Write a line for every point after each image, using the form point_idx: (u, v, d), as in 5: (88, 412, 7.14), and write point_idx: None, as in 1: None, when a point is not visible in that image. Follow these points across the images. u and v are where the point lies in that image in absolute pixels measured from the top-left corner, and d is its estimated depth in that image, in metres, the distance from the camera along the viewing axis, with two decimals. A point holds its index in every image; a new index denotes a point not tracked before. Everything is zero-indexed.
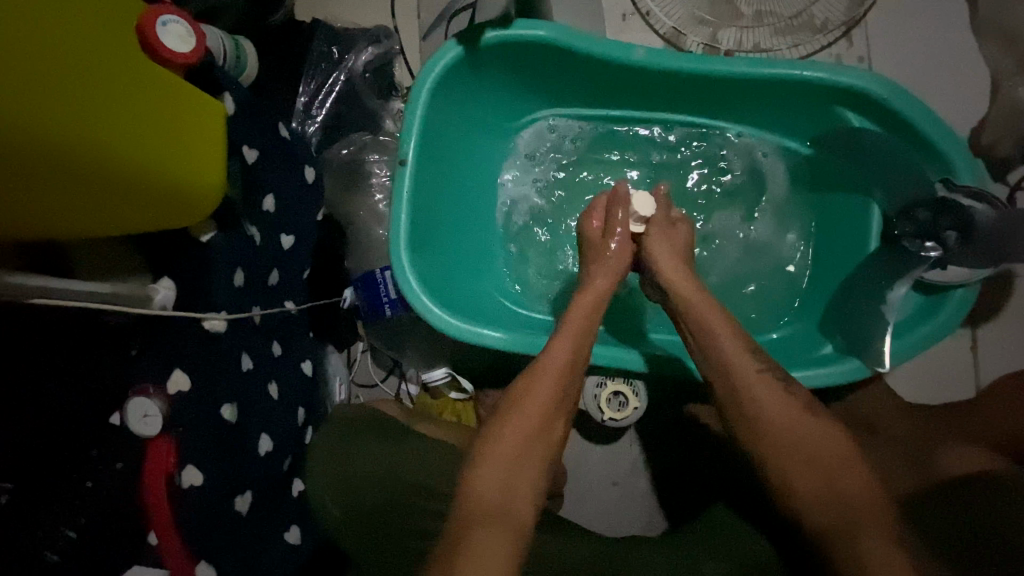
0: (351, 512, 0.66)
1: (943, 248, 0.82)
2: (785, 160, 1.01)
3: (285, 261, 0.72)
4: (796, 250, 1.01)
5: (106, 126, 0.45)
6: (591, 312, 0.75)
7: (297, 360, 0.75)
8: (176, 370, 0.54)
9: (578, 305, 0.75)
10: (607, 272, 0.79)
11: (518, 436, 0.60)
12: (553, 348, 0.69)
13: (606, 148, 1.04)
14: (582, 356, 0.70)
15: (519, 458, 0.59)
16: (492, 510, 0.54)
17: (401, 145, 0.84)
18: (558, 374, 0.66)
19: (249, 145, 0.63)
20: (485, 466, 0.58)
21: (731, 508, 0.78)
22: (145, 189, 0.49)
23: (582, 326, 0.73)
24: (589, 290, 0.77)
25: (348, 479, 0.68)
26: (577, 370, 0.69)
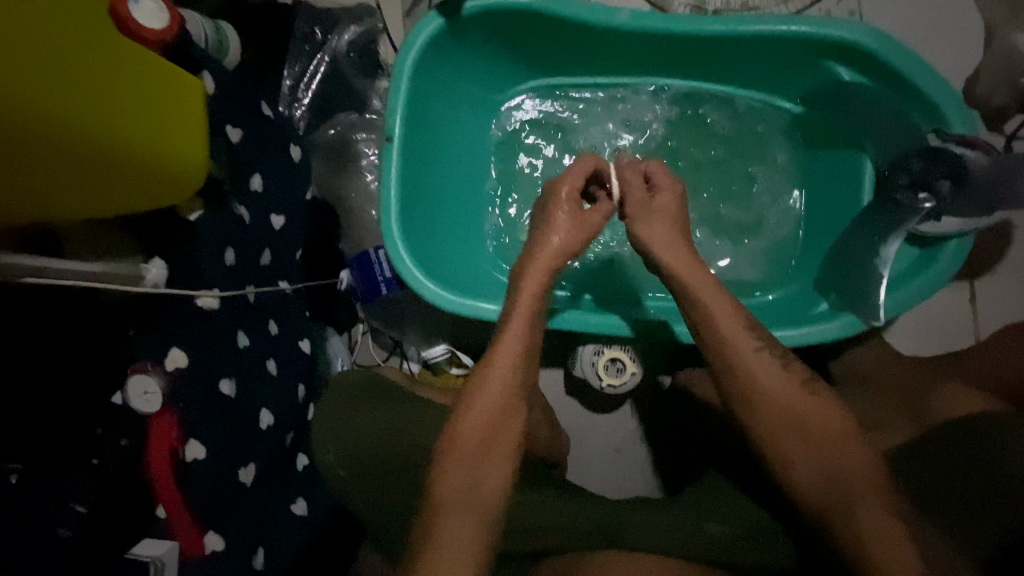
0: (356, 471, 0.68)
1: (936, 198, 0.82)
2: (775, 119, 1.00)
3: (277, 241, 0.72)
4: (787, 209, 1.00)
5: (87, 107, 0.45)
6: (537, 294, 0.71)
7: (296, 336, 0.75)
8: (173, 347, 0.55)
9: (530, 277, 0.72)
10: (552, 250, 0.74)
11: (481, 422, 0.60)
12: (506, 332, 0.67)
13: (595, 113, 1.03)
14: (534, 337, 0.68)
15: (485, 445, 0.59)
16: (464, 495, 0.56)
17: (388, 121, 0.84)
18: (512, 362, 0.64)
19: (232, 124, 0.63)
20: (456, 457, 0.58)
21: (730, 471, 0.80)
22: (124, 166, 0.48)
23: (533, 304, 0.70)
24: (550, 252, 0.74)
25: (350, 445, 0.69)
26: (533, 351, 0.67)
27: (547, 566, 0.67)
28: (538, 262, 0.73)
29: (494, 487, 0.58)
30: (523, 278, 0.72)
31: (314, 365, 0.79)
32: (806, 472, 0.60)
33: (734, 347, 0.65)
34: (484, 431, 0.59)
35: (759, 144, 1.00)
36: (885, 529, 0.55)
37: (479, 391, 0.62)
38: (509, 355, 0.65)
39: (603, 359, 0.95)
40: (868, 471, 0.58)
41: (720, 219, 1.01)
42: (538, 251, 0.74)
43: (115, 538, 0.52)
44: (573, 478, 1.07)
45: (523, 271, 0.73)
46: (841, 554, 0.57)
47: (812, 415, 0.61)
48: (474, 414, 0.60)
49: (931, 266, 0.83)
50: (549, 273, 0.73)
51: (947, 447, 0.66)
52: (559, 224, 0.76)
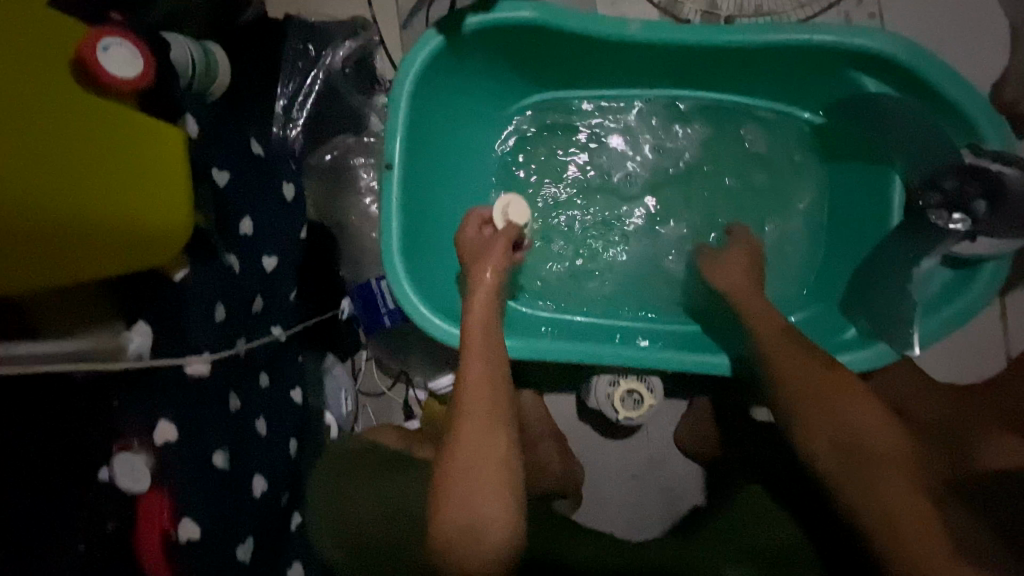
0: (353, 551, 0.64)
1: (971, 219, 0.76)
2: (795, 130, 0.95)
3: (268, 286, 0.67)
4: (807, 226, 0.95)
5: (40, 174, 0.41)
6: (487, 318, 0.70)
7: (287, 387, 0.71)
8: (161, 421, 0.50)
9: (473, 313, 0.70)
10: (484, 281, 0.72)
11: (462, 464, 0.56)
12: (465, 370, 0.64)
13: (602, 126, 0.97)
14: (497, 368, 0.65)
15: (469, 487, 0.54)
16: (467, 542, 0.52)
17: (387, 148, 0.79)
18: (481, 387, 0.61)
19: (219, 166, 0.59)
20: (447, 504, 0.54)
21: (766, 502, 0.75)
22: (87, 238, 0.43)
23: (483, 337, 0.67)
24: (478, 287, 0.72)
25: (341, 522, 0.66)
26: (499, 384, 0.64)
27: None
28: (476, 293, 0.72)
29: (495, 531, 0.53)
30: (467, 314, 0.70)
31: (305, 415, 0.75)
32: None
33: None
34: (472, 467, 0.55)
35: (778, 157, 0.95)
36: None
37: (454, 435, 0.58)
38: (476, 382, 0.62)
39: (619, 390, 0.90)
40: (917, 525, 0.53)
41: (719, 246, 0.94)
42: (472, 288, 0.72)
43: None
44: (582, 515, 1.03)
45: (465, 311, 0.70)
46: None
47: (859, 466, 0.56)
48: (456, 455, 0.56)
49: (970, 286, 0.78)
50: (492, 303, 0.72)
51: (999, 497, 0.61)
52: (475, 260, 0.75)
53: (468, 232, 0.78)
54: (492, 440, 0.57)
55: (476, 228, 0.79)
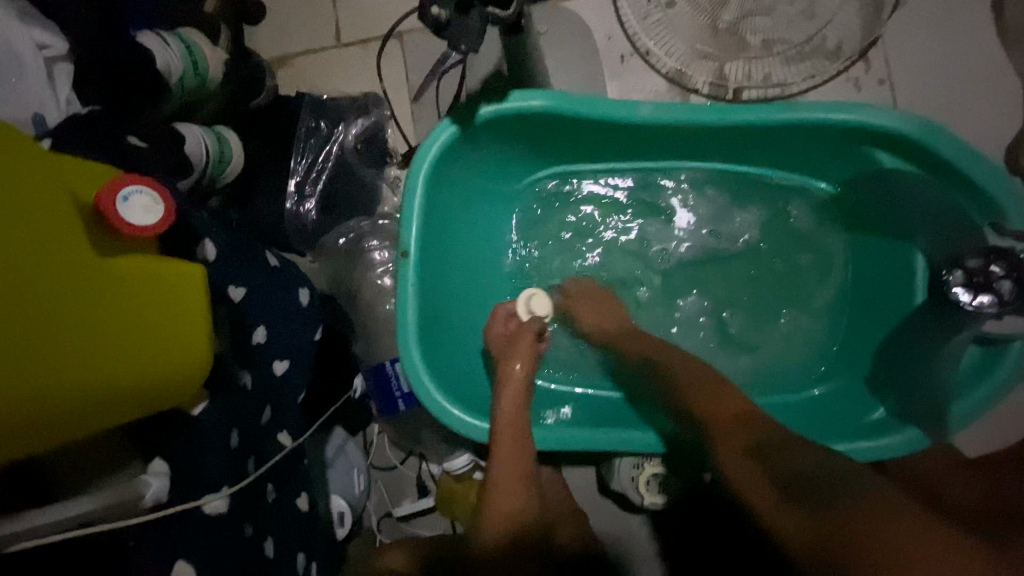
0: None
1: (1000, 299, 0.74)
2: (812, 201, 0.94)
3: (276, 393, 0.66)
4: (827, 295, 0.93)
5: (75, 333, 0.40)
6: (519, 409, 0.77)
7: (292, 498, 0.67)
8: (181, 562, 0.47)
9: (505, 403, 0.77)
10: (515, 376, 0.78)
11: (500, 541, 0.70)
12: (497, 460, 0.73)
13: (615, 200, 0.96)
14: (526, 459, 0.74)
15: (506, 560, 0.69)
16: None
17: (402, 236, 0.79)
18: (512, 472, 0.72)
19: (234, 284, 0.58)
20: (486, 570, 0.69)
21: None
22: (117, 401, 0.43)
23: (514, 434, 0.75)
24: (510, 378, 0.78)
25: None
26: (527, 472, 0.74)
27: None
28: (507, 380, 0.78)
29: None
30: (499, 404, 0.77)
31: (314, 524, 0.71)
32: None
33: None
34: (508, 521, 0.70)
35: (794, 228, 0.94)
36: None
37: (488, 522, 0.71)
38: (507, 471, 0.73)
39: (643, 474, 0.88)
40: None
41: (730, 322, 0.95)
42: (501, 381, 0.79)
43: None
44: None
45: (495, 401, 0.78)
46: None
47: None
48: (493, 533, 0.70)
49: (992, 370, 0.77)
50: (522, 394, 0.78)
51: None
52: (508, 352, 0.81)
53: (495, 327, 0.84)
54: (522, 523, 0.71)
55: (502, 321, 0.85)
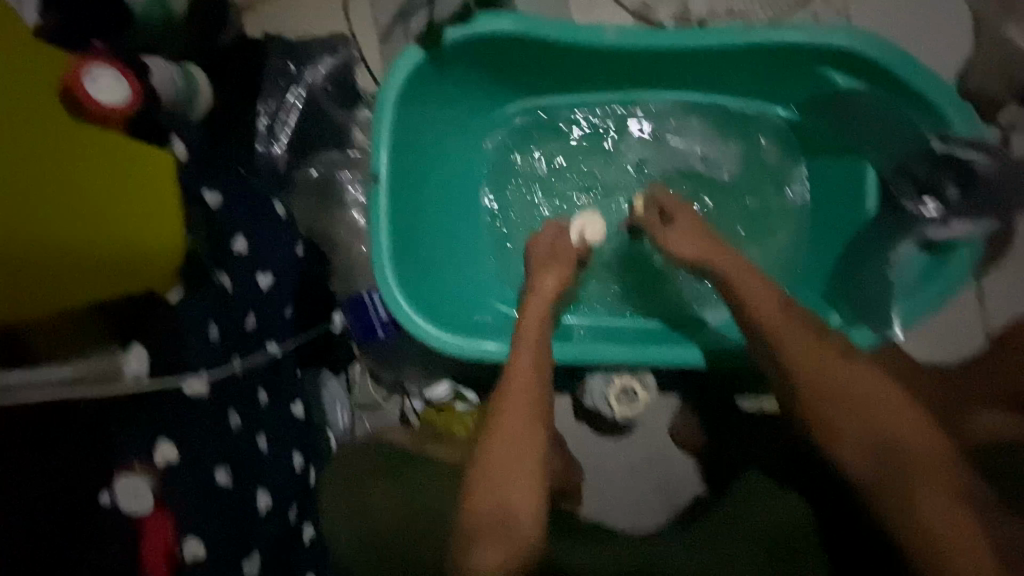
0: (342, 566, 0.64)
1: (944, 204, 0.80)
2: (772, 127, 0.97)
3: (262, 303, 0.68)
4: (790, 216, 0.97)
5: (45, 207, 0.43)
6: (542, 320, 0.78)
7: (286, 402, 0.71)
8: (161, 441, 0.51)
9: (529, 314, 0.78)
10: (542, 290, 0.81)
11: (506, 448, 0.63)
12: (515, 367, 0.72)
13: (582, 131, 0.99)
14: (544, 371, 0.73)
15: (510, 473, 0.61)
16: (496, 525, 0.58)
17: (373, 161, 0.80)
18: (524, 384, 0.70)
19: (208, 187, 0.60)
20: (479, 487, 0.61)
21: (767, 475, 0.78)
22: (86, 267, 0.44)
23: (536, 346, 0.74)
24: (538, 293, 0.81)
25: (326, 528, 0.66)
26: (545, 383, 0.72)
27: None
28: (535, 300, 0.80)
29: (525, 519, 0.59)
30: (524, 315, 0.79)
31: (309, 431, 0.75)
32: None
33: None
34: (510, 439, 0.64)
35: (755, 155, 0.98)
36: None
37: (497, 428, 0.65)
38: (525, 379, 0.70)
39: (615, 389, 0.91)
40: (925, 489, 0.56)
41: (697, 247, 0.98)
42: (531, 294, 0.80)
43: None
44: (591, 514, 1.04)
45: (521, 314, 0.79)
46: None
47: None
48: (498, 439, 0.64)
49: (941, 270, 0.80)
50: (547, 314, 0.79)
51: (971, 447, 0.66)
52: (542, 270, 0.83)
53: (541, 243, 0.86)
54: (533, 432, 0.65)
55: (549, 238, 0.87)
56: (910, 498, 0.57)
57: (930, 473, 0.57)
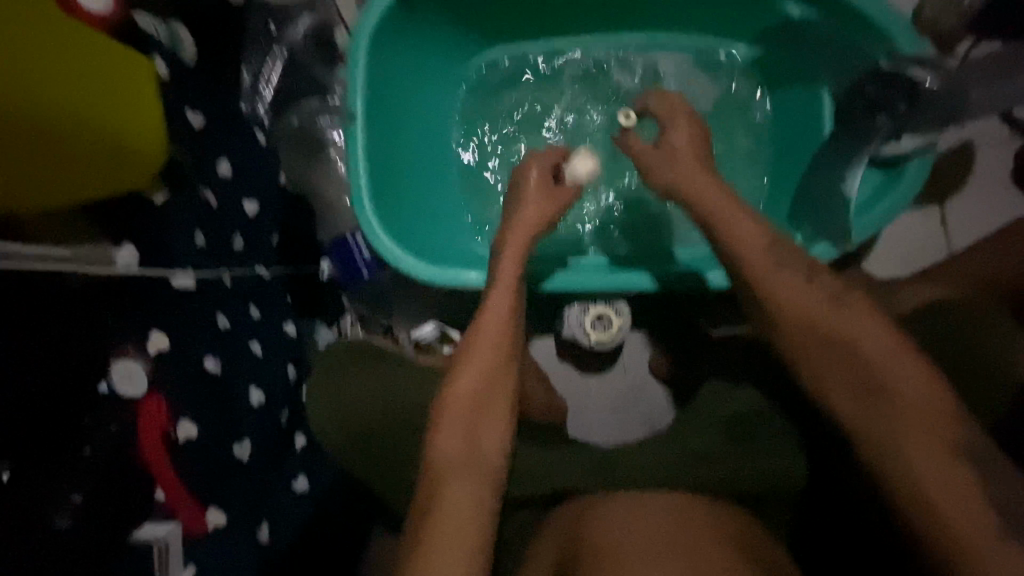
0: (354, 436, 0.71)
1: (894, 116, 0.84)
2: (730, 64, 1.02)
3: (251, 228, 0.73)
4: (752, 149, 1.01)
5: (46, 89, 0.47)
6: (522, 250, 0.74)
7: (279, 322, 0.76)
8: (154, 331, 0.58)
9: (511, 242, 0.74)
10: (529, 220, 0.75)
11: (474, 387, 0.63)
12: (491, 302, 0.69)
13: (548, 75, 1.03)
14: (520, 305, 0.71)
15: (476, 411, 0.62)
16: (463, 461, 0.59)
17: (348, 100, 0.84)
18: (497, 328, 0.67)
19: (191, 108, 0.67)
20: (445, 426, 0.61)
21: (716, 381, 0.82)
22: (91, 148, 0.51)
23: (512, 281, 0.71)
24: (521, 222, 0.76)
25: (345, 405, 0.73)
26: (519, 319, 0.70)
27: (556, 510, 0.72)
28: (513, 233, 0.75)
29: (491, 454, 0.61)
30: (504, 245, 0.74)
31: (301, 347, 0.80)
32: (846, 395, 0.55)
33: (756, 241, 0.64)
34: (481, 377, 0.64)
35: (718, 91, 1.01)
36: (913, 402, 0.52)
37: (465, 364, 0.65)
38: (498, 316, 0.68)
39: (589, 317, 0.98)
40: (917, 401, 0.52)
41: None
42: (514, 221, 0.76)
43: (115, 523, 0.53)
44: (573, 434, 1.06)
45: (503, 242, 0.75)
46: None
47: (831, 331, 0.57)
48: (467, 375, 0.64)
49: (898, 183, 0.83)
50: (526, 246, 0.74)
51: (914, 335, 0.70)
52: (532, 197, 0.77)
53: (533, 169, 0.80)
54: (503, 371, 0.65)
55: (542, 167, 0.80)
56: (884, 447, 0.52)
57: (922, 414, 0.51)
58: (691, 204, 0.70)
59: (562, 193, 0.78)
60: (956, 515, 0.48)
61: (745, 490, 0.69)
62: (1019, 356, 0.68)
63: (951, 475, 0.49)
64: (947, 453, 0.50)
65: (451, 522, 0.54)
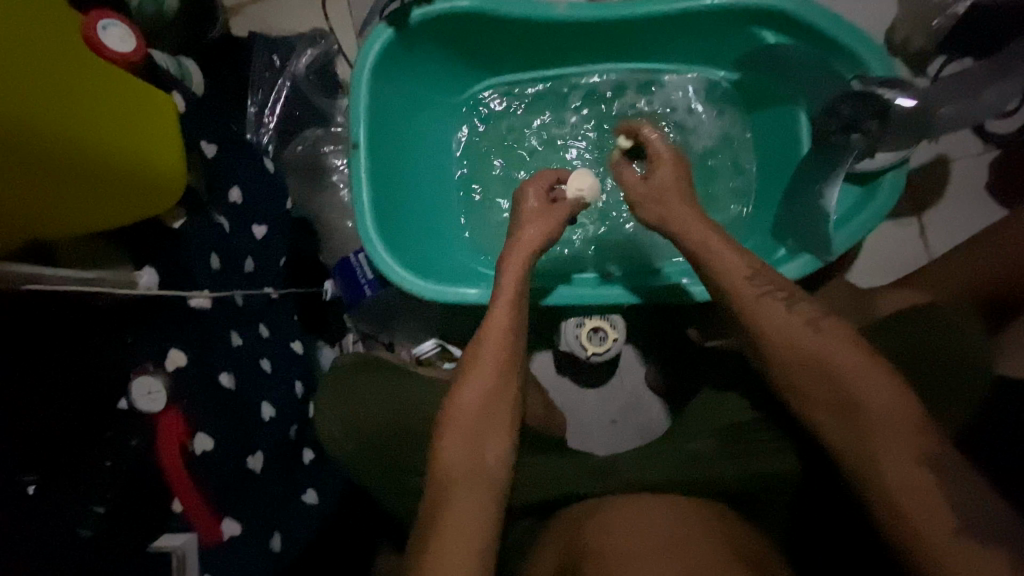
0: (362, 444, 0.74)
1: (867, 136, 0.87)
2: (713, 88, 1.07)
3: (260, 251, 0.77)
4: (736, 168, 1.06)
5: (80, 124, 0.52)
6: (522, 267, 0.77)
7: (286, 338, 0.80)
8: (171, 350, 0.60)
9: (512, 260, 0.78)
10: (528, 239, 0.79)
11: (476, 400, 0.66)
12: (492, 317, 0.73)
13: (542, 102, 1.08)
14: (520, 320, 0.74)
15: (478, 424, 0.64)
16: (466, 473, 0.61)
17: (351, 131, 0.89)
18: (499, 339, 0.70)
19: (205, 139, 0.69)
20: (449, 438, 0.64)
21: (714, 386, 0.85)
22: (117, 178, 0.55)
23: (513, 297, 0.74)
24: (523, 241, 0.79)
25: (353, 415, 0.76)
26: (521, 333, 0.73)
27: (557, 516, 0.74)
28: (514, 253, 0.78)
29: (495, 466, 0.63)
30: (506, 262, 0.78)
31: (308, 363, 0.84)
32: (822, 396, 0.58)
33: (736, 255, 0.68)
34: (483, 390, 0.66)
35: (702, 115, 1.07)
36: (884, 403, 0.55)
37: (468, 378, 0.68)
38: (499, 331, 0.71)
39: (585, 330, 1.01)
40: (885, 400, 0.56)
41: None
42: (514, 242, 0.80)
43: (138, 531, 0.56)
44: (574, 446, 1.09)
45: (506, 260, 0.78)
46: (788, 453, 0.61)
47: (809, 335, 0.61)
48: (470, 388, 0.67)
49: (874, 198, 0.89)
50: (528, 262, 0.78)
51: (893, 340, 0.73)
52: (530, 219, 0.82)
53: (530, 193, 0.84)
54: (506, 384, 0.68)
55: (538, 192, 0.84)
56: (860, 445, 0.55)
57: (890, 415, 0.55)
58: (675, 221, 0.75)
59: (559, 210, 0.82)
60: (927, 511, 0.50)
61: (738, 493, 0.71)
62: (993, 356, 0.72)
63: (920, 473, 0.52)
64: (916, 451, 0.53)
65: (455, 531, 0.56)
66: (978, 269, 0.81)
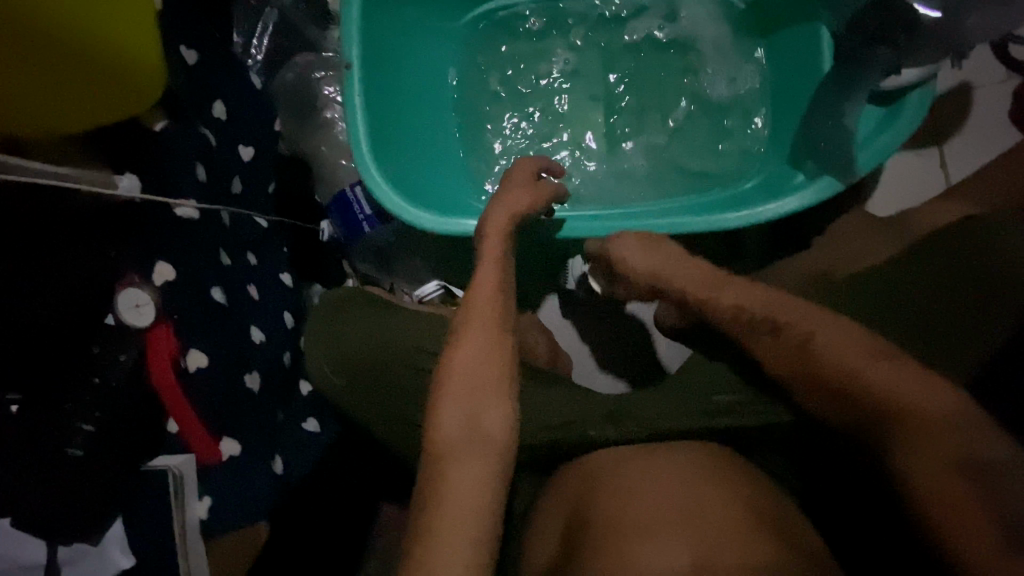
0: (353, 379, 0.71)
1: (895, 47, 0.82)
2: (726, 10, 1.01)
3: (246, 173, 0.73)
4: (750, 96, 1.00)
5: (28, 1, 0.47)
6: (507, 225, 0.70)
7: (275, 269, 0.76)
8: (159, 261, 0.58)
9: (496, 219, 0.70)
10: (511, 200, 0.72)
11: (468, 363, 0.59)
12: (478, 278, 0.66)
13: (544, 28, 1.04)
14: (507, 284, 0.67)
15: (474, 390, 0.58)
16: (461, 441, 0.55)
17: (344, 48, 0.83)
18: (488, 301, 0.64)
19: (184, 45, 0.65)
20: (444, 408, 0.57)
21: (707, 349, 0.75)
22: (80, 70, 0.51)
23: (499, 257, 0.68)
24: (507, 201, 0.72)
25: (342, 348, 0.73)
26: (509, 293, 0.66)
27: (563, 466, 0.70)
28: (497, 215, 0.71)
29: (496, 429, 0.56)
30: (488, 222, 0.70)
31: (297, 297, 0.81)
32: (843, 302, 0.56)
33: None
34: (478, 355, 0.60)
35: (712, 40, 1.01)
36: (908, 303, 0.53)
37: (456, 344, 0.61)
38: (486, 295, 0.64)
39: None
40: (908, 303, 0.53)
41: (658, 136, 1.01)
42: (501, 206, 0.71)
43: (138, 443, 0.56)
44: (578, 378, 1.05)
45: (487, 223, 0.70)
46: (797, 374, 0.59)
47: None
48: (462, 353, 0.60)
49: (897, 119, 0.83)
50: (510, 224, 0.71)
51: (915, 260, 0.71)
52: (513, 184, 0.75)
53: (520, 167, 0.79)
54: (498, 345, 0.61)
55: (529, 168, 0.79)
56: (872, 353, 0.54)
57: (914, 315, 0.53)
58: None
59: (546, 187, 0.76)
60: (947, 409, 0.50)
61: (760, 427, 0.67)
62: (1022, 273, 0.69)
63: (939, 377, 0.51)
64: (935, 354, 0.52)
65: (456, 507, 0.51)
66: (993, 199, 0.79)
